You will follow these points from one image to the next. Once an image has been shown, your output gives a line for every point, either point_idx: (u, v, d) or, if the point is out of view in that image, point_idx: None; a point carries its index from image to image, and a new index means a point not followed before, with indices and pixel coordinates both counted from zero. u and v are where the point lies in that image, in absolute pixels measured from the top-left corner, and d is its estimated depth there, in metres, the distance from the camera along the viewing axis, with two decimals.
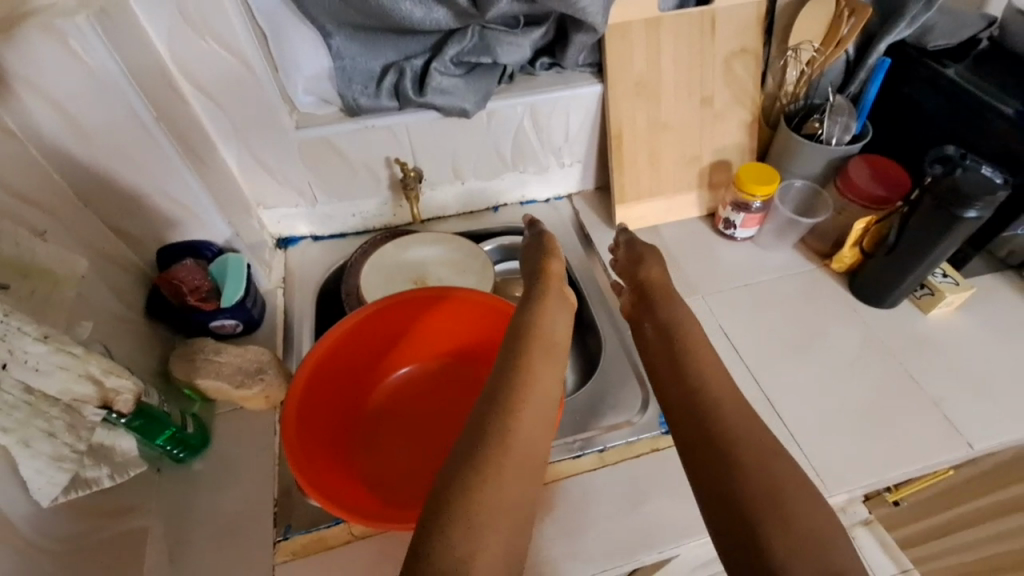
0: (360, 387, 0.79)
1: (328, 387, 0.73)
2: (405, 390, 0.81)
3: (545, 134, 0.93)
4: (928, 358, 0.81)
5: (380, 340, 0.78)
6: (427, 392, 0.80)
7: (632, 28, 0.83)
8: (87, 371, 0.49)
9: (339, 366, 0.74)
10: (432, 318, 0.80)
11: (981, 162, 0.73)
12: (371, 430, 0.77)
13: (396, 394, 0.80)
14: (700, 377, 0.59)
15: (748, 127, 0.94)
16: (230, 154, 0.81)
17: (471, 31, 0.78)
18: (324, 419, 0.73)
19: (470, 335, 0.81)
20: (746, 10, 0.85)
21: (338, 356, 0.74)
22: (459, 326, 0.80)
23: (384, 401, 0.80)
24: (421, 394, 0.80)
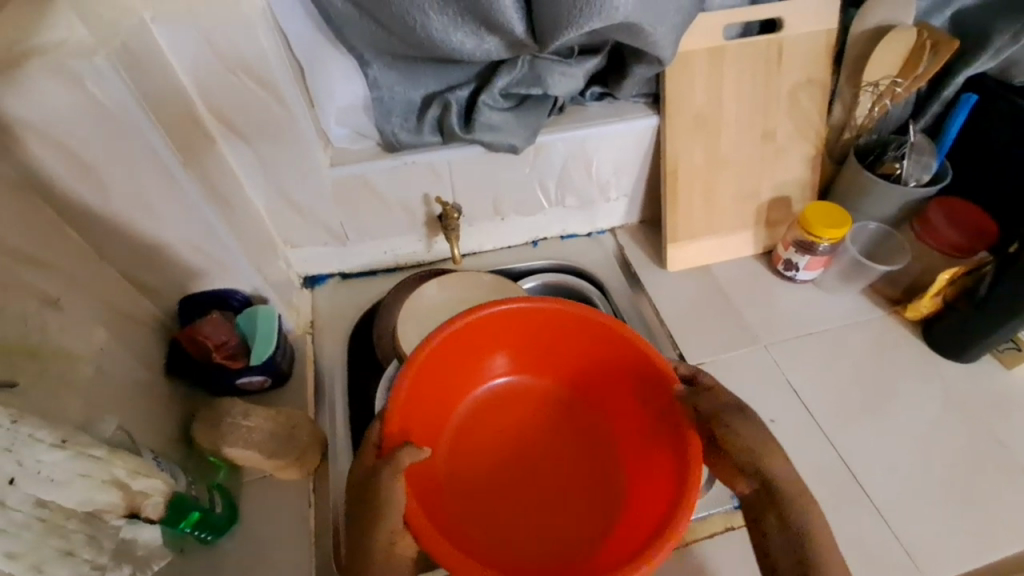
0: (449, 398, 0.71)
1: (426, 397, 0.66)
2: (497, 398, 0.74)
3: (593, 168, 0.86)
4: (1015, 420, 0.75)
5: (486, 345, 0.70)
6: (513, 413, 0.74)
7: (695, 58, 0.77)
8: (111, 475, 0.44)
9: (439, 376, 0.66)
10: (550, 333, 0.70)
11: None
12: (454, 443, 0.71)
13: (488, 403, 0.74)
14: (824, 554, 0.49)
15: (812, 162, 0.87)
16: (257, 192, 0.74)
17: (521, 61, 0.72)
18: (416, 427, 0.65)
19: (569, 360, 0.73)
20: (816, 39, 0.79)
21: (441, 360, 0.66)
22: (562, 347, 0.72)
23: (473, 409, 0.74)
24: (514, 410, 0.74)
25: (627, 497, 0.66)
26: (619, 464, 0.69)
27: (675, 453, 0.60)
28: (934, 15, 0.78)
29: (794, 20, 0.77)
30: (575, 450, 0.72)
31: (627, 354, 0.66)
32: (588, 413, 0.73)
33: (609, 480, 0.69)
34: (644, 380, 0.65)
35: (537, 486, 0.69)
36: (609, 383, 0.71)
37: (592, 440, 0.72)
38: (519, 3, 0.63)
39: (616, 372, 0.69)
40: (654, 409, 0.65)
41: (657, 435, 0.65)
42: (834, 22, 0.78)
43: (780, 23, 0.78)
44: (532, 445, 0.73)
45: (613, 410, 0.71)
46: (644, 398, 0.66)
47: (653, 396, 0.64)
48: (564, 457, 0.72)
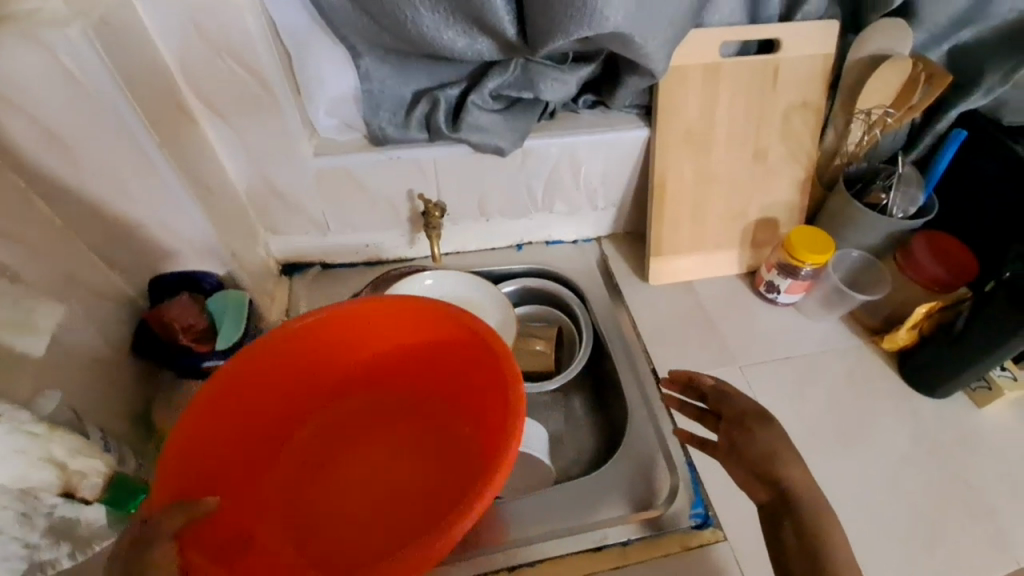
0: (285, 420, 0.67)
1: (242, 416, 0.62)
2: (330, 413, 0.71)
3: (582, 176, 0.86)
4: (982, 460, 0.75)
5: (330, 354, 0.67)
6: (368, 424, 0.71)
7: (689, 73, 0.76)
8: (49, 454, 0.43)
9: (251, 396, 0.62)
10: (320, 347, 0.65)
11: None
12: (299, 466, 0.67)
13: (324, 418, 0.70)
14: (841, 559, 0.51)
15: (801, 185, 0.87)
16: (239, 176, 0.73)
17: (515, 64, 0.71)
18: (234, 453, 0.61)
19: (414, 355, 0.69)
20: (813, 63, 0.78)
21: (282, 363, 0.63)
22: (400, 345, 0.68)
23: (323, 422, 0.70)
24: (342, 415, 0.71)
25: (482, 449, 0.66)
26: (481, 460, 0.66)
27: (500, 403, 0.60)
28: (933, 48, 0.77)
29: (792, 42, 0.77)
30: (393, 427, 0.71)
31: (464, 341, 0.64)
32: (446, 411, 0.70)
33: (463, 445, 0.69)
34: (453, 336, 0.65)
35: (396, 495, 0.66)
36: (455, 375, 0.68)
37: (454, 427, 0.70)
38: (511, 7, 0.62)
39: (408, 342, 0.68)
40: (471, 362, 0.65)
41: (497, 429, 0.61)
42: (832, 47, 0.78)
43: (778, 44, 0.78)
44: (327, 450, 0.70)
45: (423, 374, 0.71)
46: (459, 357, 0.66)
47: (494, 390, 0.62)
48: (372, 440, 0.71)
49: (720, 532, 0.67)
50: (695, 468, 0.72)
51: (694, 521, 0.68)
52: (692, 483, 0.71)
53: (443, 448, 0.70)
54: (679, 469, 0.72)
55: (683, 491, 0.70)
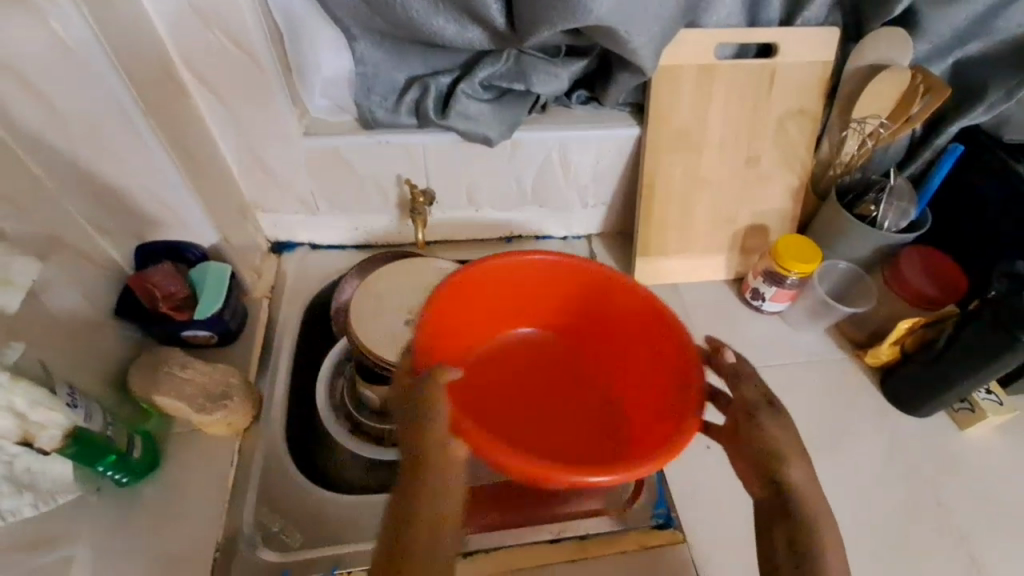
0: (474, 330, 0.73)
1: (454, 328, 0.69)
2: (527, 351, 0.77)
3: (572, 171, 0.86)
4: (958, 483, 0.73)
5: (535, 296, 0.74)
6: (552, 358, 0.77)
7: (683, 72, 0.76)
8: (9, 404, 0.44)
9: (474, 305, 0.70)
10: (534, 288, 0.73)
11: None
12: (467, 382, 0.72)
13: (511, 354, 0.76)
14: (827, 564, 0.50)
15: (794, 194, 0.86)
16: (230, 150, 0.74)
17: (506, 55, 0.71)
18: (452, 352, 0.70)
19: (579, 317, 0.75)
20: (811, 69, 0.77)
21: (491, 290, 0.70)
22: (577, 302, 0.73)
23: (508, 343, 0.77)
24: (539, 357, 0.77)
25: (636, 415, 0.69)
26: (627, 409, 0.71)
27: (664, 356, 0.65)
28: (937, 61, 0.76)
29: (791, 47, 0.76)
30: (581, 380, 0.76)
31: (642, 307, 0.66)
32: (606, 361, 0.75)
33: (600, 400, 0.74)
34: (659, 324, 0.65)
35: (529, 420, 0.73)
36: (618, 342, 0.72)
37: (585, 385, 0.75)
38: None
39: (614, 323, 0.71)
40: (665, 342, 0.64)
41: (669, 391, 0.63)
42: (831, 55, 0.77)
43: (776, 48, 0.77)
44: (489, 386, 0.74)
45: (605, 340, 0.74)
46: (640, 335, 0.68)
47: (663, 342, 0.64)
48: (532, 382, 0.76)
49: (680, 533, 0.66)
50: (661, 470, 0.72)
51: (655, 521, 0.68)
52: (657, 483, 0.71)
53: (577, 407, 0.74)
54: None
55: (647, 490, 0.70)
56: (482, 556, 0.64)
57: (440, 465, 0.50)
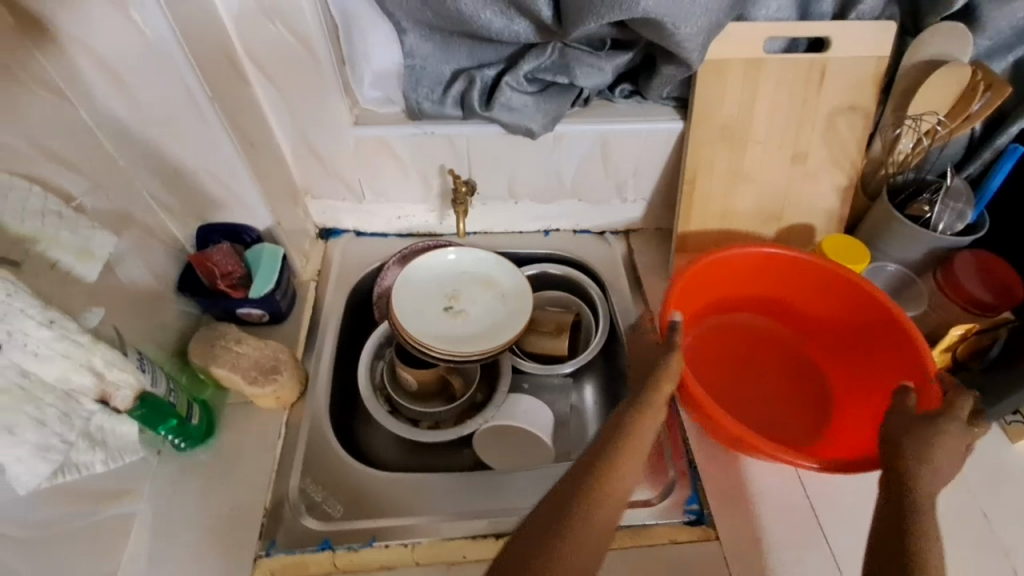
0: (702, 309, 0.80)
1: (691, 304, 0.77)
2: (742, 328, 0.82)
3: (614, 166, 0.86)
4: (1007, 498, 0.70)
5: (767, 286, 0.79)
6: (755, 338, 0.82)
7: (730, 67, 0.75)
8: (89, 363, 0.48)
9: (705, 289, 0.78)
10: (799, 286, 0.77)
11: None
12: (711, 354, 0.80)
13: (729, 334, 0.82)
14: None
15: (842, 193, 0.84)
16: (285, 138, 0.78)
17: (551, 47, 0.72)
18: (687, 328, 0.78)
19: (810, 306, 0.79)
20: (865, 64, 0.75)
21: (732, 275, 0.78)
22: (808, 293, 0.77)
23: (743, 326, 0.83)
24: (756, 341, 0.81)
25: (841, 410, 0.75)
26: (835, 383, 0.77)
27: (893, 353, 0.70)
28: (998, 57, 0.73)
29: (844, 41, 0.74)
30: (792, 366, 0.80)
31: (865, 304, 0.72)
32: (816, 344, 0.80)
33: (813, 374, 0.79)
34: (891, 327, 0.70)
35: (805, 401, 0.76)
36: (846, 329, 0.76)
37: (804, 358, 0.80)
38: None
39: (847, 318, 0.75)
40: (902, 352, 0.68)
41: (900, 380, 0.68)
42: (887, 49, 0.74)
43: (828, 42, 0.75)
44: (742, 363, 0.80)
45: (826, 336, 0.79)
46: (866, 329, 0.73)
47: (888, 341, 0.70)
48: (763, 359, 0.80)
49: (712, 531, 0.66)
50: (694, 466, 0.71)
51: (687, 517, 0.68)
52: (691, 479, 0.70)
53: (797, 376, 0.79)
54: (679, 464, 0.72)
55: (680, 486, 0.70)
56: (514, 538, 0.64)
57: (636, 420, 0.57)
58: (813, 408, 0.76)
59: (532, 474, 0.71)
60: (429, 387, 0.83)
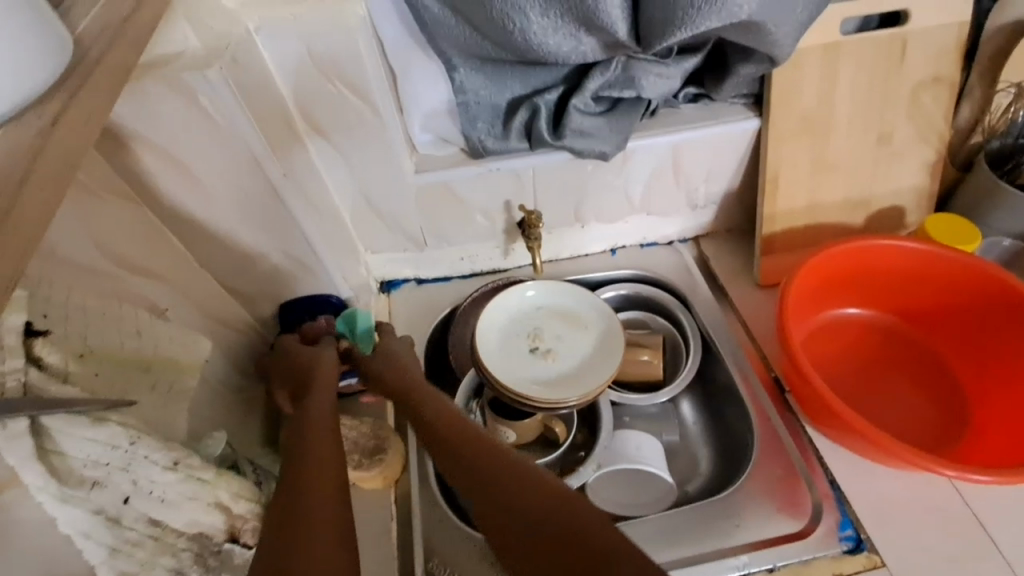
0: (813, 311, 0.76)
1: (802, 306, 0.74)
2: (857, 327, 0.77)
3: (683, 174, 0.81)
4: None
5: (882, 281, 0.75)
6: (874, 337, 0.76)
7: (807, 56, 0.70)
8: (216, 498, 0.45)
9: (817, 288, 0.74)
10: (916, 276, 0.73)
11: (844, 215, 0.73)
12: (830, 355, 0.75)
13: (846, 334, 0.77)
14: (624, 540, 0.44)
15: (931, 168, 0.79)
16: (343, 198, 0.74)
17: (614, 62, 0.67)
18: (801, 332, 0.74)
19: (932, 298, 0.74)
20: (946, 32, 0.71)
21: (844, 271, 0.74)
22: (930, 284, 0.73)
23: (857, 324, 0.78)
24: (866, 336, 0.77)
25: (982, 406, 0.69)
26: (973, 380, 0.71)
27: None
28: None
29: (923, 12, 0.70)
30: (922, 364, 0.74)
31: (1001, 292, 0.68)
32: (944, 339, 0.74)
33: (948, 371, 0.73)
34: None
35: (943, 402, 0.71)
36: (979, 320, 0.71)
37: (933, 354, 0.74)
38: (621, 4, 0.59)
39: (979, 308, 0.71)
40: None
41: None
42: (968, 13, 0.70)
43: (906, 15, 0.70)
44: (867, 366, 0.74)
45: (955, 330, 0.74)
46: (1004, 318, 0.69)
47: None
48: (889, 359, 0.75)
49: (876, 556, 0.62)
50: (838, 486, 0.67)
51: (844, 545, 0.63)
52: (837, 502, 0.65)
53: (929, 375, 0.73)
54: (819, 487, 0.67)
55: (828, 511, 0.65)
56: None
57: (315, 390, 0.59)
58: (955, 409, 0.70)
59: (663, 518, 0.67)
60: (528, 438, 0.77)
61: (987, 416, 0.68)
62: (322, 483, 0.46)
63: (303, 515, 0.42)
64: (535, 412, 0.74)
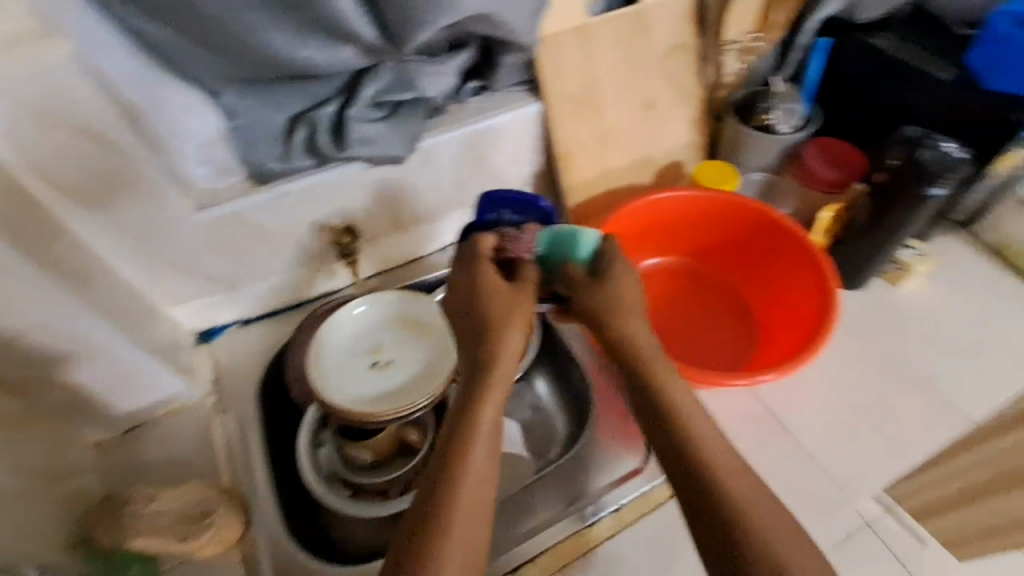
0: None
1: None
2: (658, 275, 0.86)
3: (486, 163, 0.84)
4: (909, 334, 0.79)
5: (669, 229, 0.84)
6: (672, 281, 0.86)
7: (563, 40, 0.76)
8: None
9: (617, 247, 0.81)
10: (695, 221, 0.83)
11: (798, 128, 0.83)
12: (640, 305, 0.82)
13: (650, 282, 0.85)
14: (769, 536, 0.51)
15: (695, 123, 0.89)
16: (120, 253, 0.67)
17: (385, 67, 0.69)
18: None
19: (709, 237, 0.84)
20: (676, 5, 0.80)
21: (636, 227, 0.81)
22: (703, 225, 0.83)
23: (658, 273, 0.86)
24: (665, 281, 0.86)
25: (760, 320, 0.81)
26: (751, 300, 0.83)
27: (792, 258, 0.78)
28: None
29: None
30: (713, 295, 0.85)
31: (757, 222, 0.79)
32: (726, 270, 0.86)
33: (732, 297, 0.84)
34: (783, 237, 0.78)
35: (732, 324, 0.81)
36: (746, 249, 0.83)
37: (719, 285, 0.85)
38: (364, 8, 0.59)
39: (744, 239, 0.82)
40: (799, 254, 0.76)
41: (804, 280, 0.76)
42: None
43: None
44: (669, 307, 0.83)
45: (731, 261, 0.85)
46: (762, 244, 0.81)
47: (785, 248, 0.78)
48: (687, 297, 0.84)
49: None
50: None
51: (673, 470, 0.71)
52: None
53: (719, 303, 0.84)
54: (646, 428, 0.75)
55: (656, 446, 0.73)
56: (588, 532, 0.68)
57: (495, 364, 0.60)
58: (740, 328, 0.81)
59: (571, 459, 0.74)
60: (385, 452, 0.76)
61: (765, 329, 0.80)
62: (470, 496, 0.53)
63: (437, 528, 0.50)
64: (384, 425, 0.73)
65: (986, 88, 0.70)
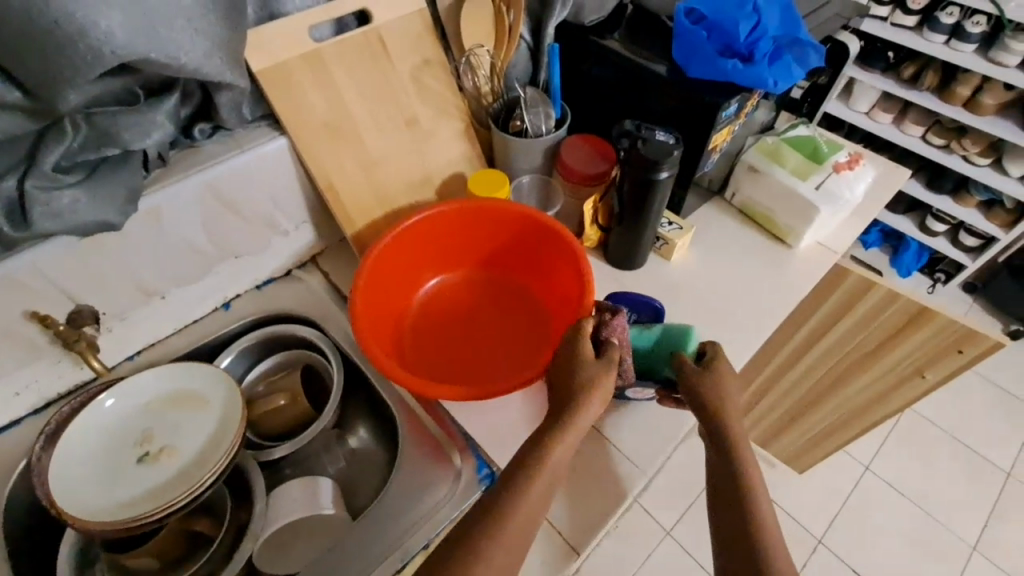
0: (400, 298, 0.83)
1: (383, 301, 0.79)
2: (446, 292, 0.87)
3: (244, 208, 0.77)
4: (683, 304, 0.86)
5: (443, 246, 0.84)
6: (460, 293, 0.86)
7: (290, 69, 0.71)
8: None
9: (389, 278, 0.80)
10: (465, 232, 0.84)
11: (654, 129, 0.75)
12: (429, 329, 0.82)
13: (438, 302, 0.85)
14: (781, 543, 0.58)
15: (464, 133, 0.89)
16: None
17: (68, 124, 0.58)
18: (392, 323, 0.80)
19: (484, 243, 0.85)
20: (408, 22, 0.79)
21: (406, 252, 0.81)
22: (473, 233, 0.84)
23: (445, 290, 0.87)
24: (454, 296, 0.86)
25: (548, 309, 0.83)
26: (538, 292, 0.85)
27: (555, 248, 0.80)
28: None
29: (378, 9, 0.76)
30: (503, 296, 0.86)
31: (518, 221, 0.81)
32: (511, 269, 0.87)
33: (521, 294, 0.86)
34: (542, 230, 0.80)
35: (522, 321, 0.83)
36: (520, 246, 0.84)
37: (508, 287, 0.87)
38: None
39: (514, 239, 0.84)
40: (559, 243, 0.79)
41: (570, 268, 0.78)
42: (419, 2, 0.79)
43: (369, 14, 0.77)
44: (459, 321, 0.83)
45: (513, 260, 0.86)
46: (531, 240, 0.82)
47: (547, 240, 0.80)
48: (476, 306, 0.85)
49: None
50: (469, 435, 0.73)
51: (484, 486, 0.70)
52: (471, 450, 0.73)
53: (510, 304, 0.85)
54: (455, 452, 0.72)
55: (466, 466, 0.72)
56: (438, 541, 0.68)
57: (576, 409, 0.59)
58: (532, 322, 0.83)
59: (397, 487, 0.71)
60: (170, 555, 0.71)
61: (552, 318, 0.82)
62: (513, 532, 0.54)
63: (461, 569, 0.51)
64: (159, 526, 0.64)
65: (690, 76, 0.77)
